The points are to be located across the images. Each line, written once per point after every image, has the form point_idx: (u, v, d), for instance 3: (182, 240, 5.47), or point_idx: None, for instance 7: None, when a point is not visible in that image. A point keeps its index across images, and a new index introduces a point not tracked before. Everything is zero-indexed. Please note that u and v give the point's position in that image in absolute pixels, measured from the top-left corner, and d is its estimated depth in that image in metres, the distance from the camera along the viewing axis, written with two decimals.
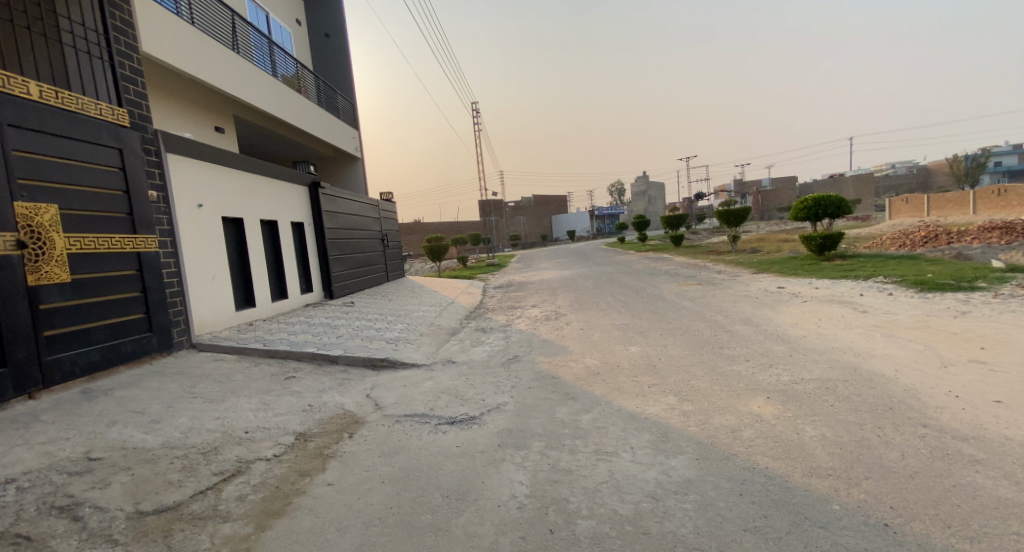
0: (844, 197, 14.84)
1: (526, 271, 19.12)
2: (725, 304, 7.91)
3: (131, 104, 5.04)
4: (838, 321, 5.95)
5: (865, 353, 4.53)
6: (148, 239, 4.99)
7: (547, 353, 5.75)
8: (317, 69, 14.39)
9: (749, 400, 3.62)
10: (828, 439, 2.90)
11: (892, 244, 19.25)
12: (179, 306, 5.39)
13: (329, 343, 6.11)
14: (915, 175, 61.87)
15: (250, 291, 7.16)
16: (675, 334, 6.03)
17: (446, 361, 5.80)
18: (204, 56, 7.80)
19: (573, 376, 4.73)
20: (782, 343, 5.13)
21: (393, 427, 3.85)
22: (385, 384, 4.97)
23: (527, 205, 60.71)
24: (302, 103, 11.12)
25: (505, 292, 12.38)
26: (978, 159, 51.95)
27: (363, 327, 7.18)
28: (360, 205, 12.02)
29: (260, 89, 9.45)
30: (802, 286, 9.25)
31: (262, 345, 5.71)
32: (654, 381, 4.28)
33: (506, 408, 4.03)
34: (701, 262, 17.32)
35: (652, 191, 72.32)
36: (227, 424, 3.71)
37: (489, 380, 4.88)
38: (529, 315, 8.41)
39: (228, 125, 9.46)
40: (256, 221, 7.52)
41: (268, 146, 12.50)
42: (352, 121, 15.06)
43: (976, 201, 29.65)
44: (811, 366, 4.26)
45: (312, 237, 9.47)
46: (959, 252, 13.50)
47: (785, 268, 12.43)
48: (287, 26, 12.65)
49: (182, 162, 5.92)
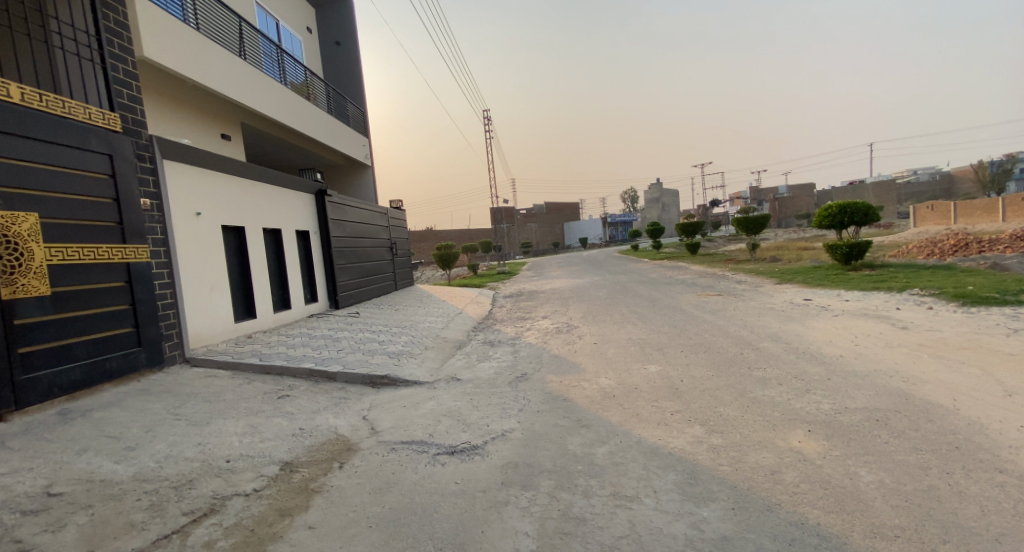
0: (871, 204, 14.18)
1: (537, 279, 18.76)
2: (749, 318, 7.44)
3: (124, 108, 4.84)
4: (877, 339, 5.45)
5: (913, 377, 4.05)
6: (138, 248, 4.76)
7: (558, 371, 5.36)
8: (327, 76, 14.33)
9: (788, 433, 3.20)
10: (889, 487, 2.45)
11: (920, 253, 18.40)
12: (171, 319, 5.14)
13: (329, 358, 5.81)
14: (939, 182, 60.12)
15: (250, 302, 6.93)
16: (697, 351, 5.59)
17: (451, 378, 5.45)
18: (209, 63, 7.64)
19: (586, 399, 4.34)
20: (817, 364, 4.67)
21: (388, 456, 3.50)
22: (383, 405, 4.62)
23: (540, 213, 60.40)
24: (310, 110, 10.98)
25: (516, 301, 12.01)
26: (1006, 165, 50.22)
27: (366, 340, 6.88)
28: (368, 213, 11.80)
29: (267, 96, 9.30)
30: (830, 299, 8.71)
31: (258, 360, 5.43)
32: (677, 408, 3.87)
33: (512, 436, 3.66)
34: (719, 271, 16.76)
35: (666, 198, 71.66)
36: (207, 453, 3.39)
37: (494, 402, 4.51)
38: (540, 328, 8.02)
39: (235, 132, 9.32)
40: (259, 230, 7.30)
41: (278, 154, 12.38)
42: (363, 129, 14.96)
43: (1005, 208, 28.49)
44: (854, 392, 3.80)
45: (318, 245, 9.25)
46: (995, 262, 12.77)
47: (810, 279, 11.85)
48: (297, 34, 12.59)
49: (179, 169, 5.71)
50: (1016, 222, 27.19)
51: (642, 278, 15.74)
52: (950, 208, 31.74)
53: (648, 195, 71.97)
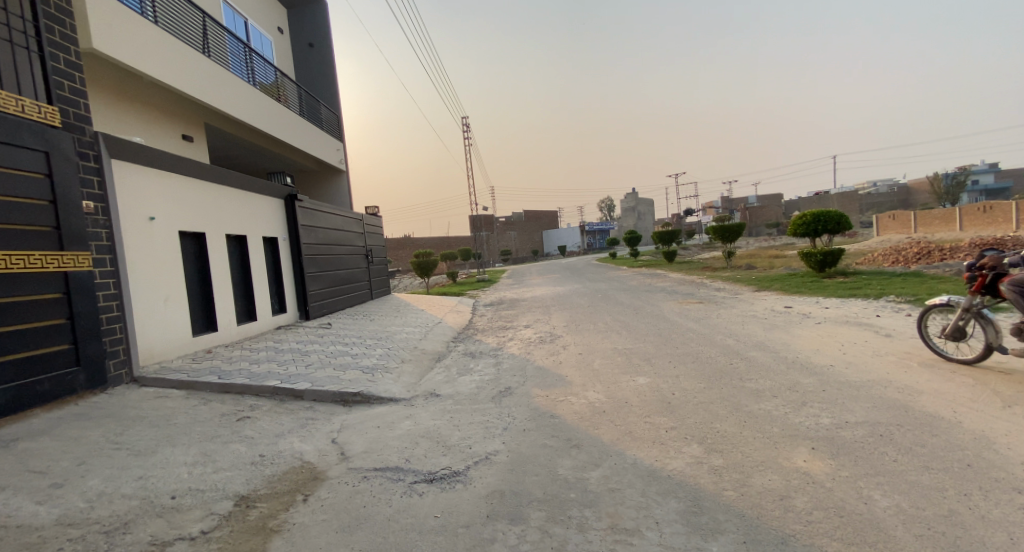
0: (843, 213, 14.47)
1: (518, 287, 18.52)
2: (734, 326, 7.33)
3: (65, 102, 4.41)
4: (864, 347, 5.36)
5: (908, 388, 3.93)
6: (80, 256, 4.30)
7: (543, 384, 5.08)
8: (299, 79, 13.86)
9: (791, 451, 3.00)
10: (907, 512, 2.25)
11: (886, 261, 18.98)
12: (118, 334, 4.66)
13: (296, 374, 5.39)
14: (898, 193, 62.81)
15: (211, 314, 6.44)
16: (686, 362, 5.41)
17: (429, 394, 5.11)
18: (169, 59, 7.18)
19: (575, 415, 4.07)
20: (809, 375, 4.52)
21: (359, 486, 3.15)
22: (355, 426, 4.26)
23: (518, 221, 60.38)
24: (280, 112, 10.53)
25: (496, 310, 11.71)
26: (959, 177, 52.81)
27: (337, 354, 6.46)
28: (342, 219, 11.33)
29: (234, 96, 8.82)
30: (810, 306, 8.72)
31: (217, 378, 4.98)
32: (672, 425, 3.64)
33: (497, 460, 3.37)
34: (697, 279, 16.85)
35: (641, 207, 72.79)
36: (149, 488, 2.97)
37: (476, 420, 4.20)
38: (522, 338, 7.74)
39: (198, 134, 8.79)
40: (221, 237, 6.82)
41: (246, 157, 11.84)
42: (337, 133, 14.51)
43: (962, 217, 29.76)
44: (852, 405, 3.65)
45: (287, 253, 8.76)
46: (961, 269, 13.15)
47: (788, 286, 11.96)
48: (267, 34, 12.12)
49: (130, 170, 5.24)
50: (970, 231, 28.52)
51: (622, 286, 15.66)
52: (910, 218, 33.09)
53: (625, 204, 73.04)
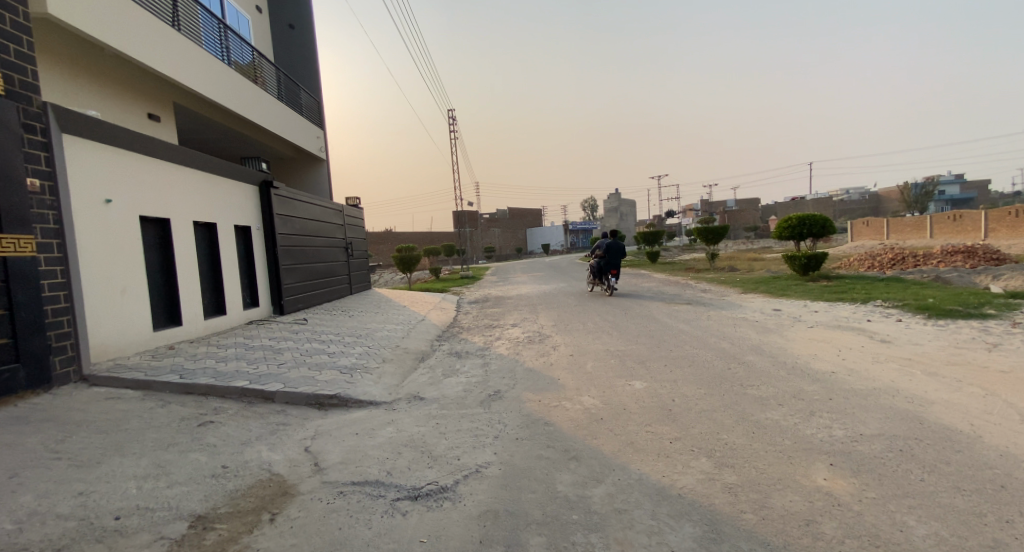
0: (828, 217, 14.57)
1: (502, 284, 18.17)
2: (726, 328, 7.18)
3: (10, 67, 3.82)
4: (863, 353, 5.24)
5: (917, 398, 3.77)
6: (22, 241, 3.78)
7: (534, 388, 4.79)
8: (279, 61, 13.24)
9: (808, 467, 2.79)
10: (947, 542, 2.05)
11: (862, 266, 19.28)
12: (64, 327, 4.16)
13: (267, 374, 4.98)
14: (870, 200, 64.56)
15: (174, 307, 5.96)
16: (682, 366, 5.18)
17: (413, 398, 4.76)
18: (134, 30, 6.61)
19: (570, 423, 3.79)
20: (813, 381, 4.35)
21: (335, 504, 2.81)
22: (331, 432, 3.90)
23: (502, 218, 59.92)
24: (256, 95, 9.96)
25: (481, 308, 11.36)
26: (927, 188, 54.63)
27: (313, 352, 6.05)
28: (320, 210, 10.82)
29: (205, 74, 8.26)
30: (799, 309, 8.65)
31: (178, 378, 4.54)
32: (676, 435, 3.40)
33: (489, 473, 3.07)
34: (683, 280, 16.80)
35: (624, 207, 73.26)
36: (90, 507, 2.56)
37: (464, 427, 3.88)
38: (510, 337, 7.44)
39: (164, 113, 8.21)
40: (187, 223, 6.32)
41: (218, 141, 11.20)
42: (318, 121, 13.94)
43: (932, 225, 30.62)
44: (864, 416, 3.47)
45: (261, 243, 8.26)
46: (939, 276, 13.37)
47: (774, 288, 11.94)
48: (245, 12, 11.48)
49: (85, 147, 4.73)
50: (940, 239, 29.34)
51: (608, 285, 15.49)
52: (883, 224, 33.91)
53: (608, 205, 73.45)
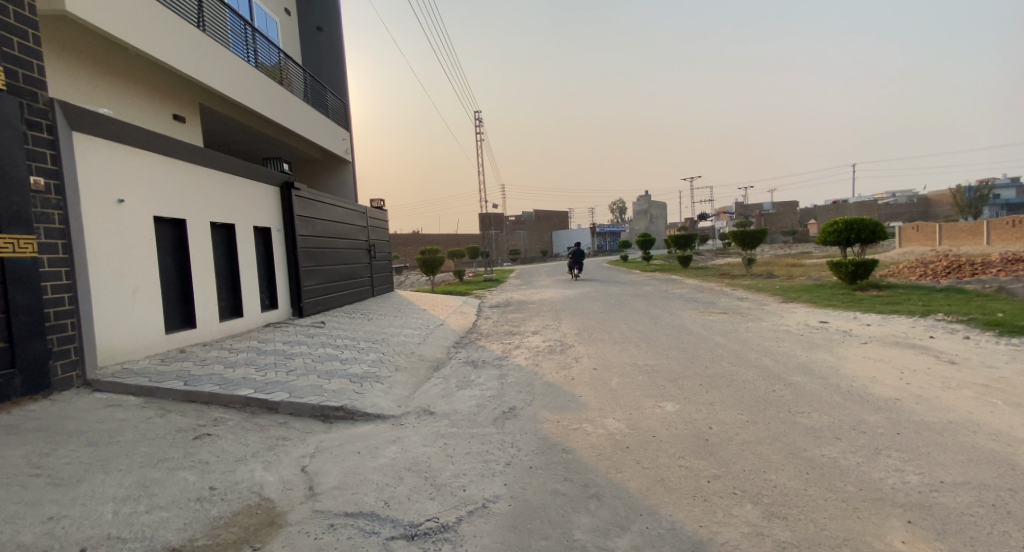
0: (878, 221, 13.54)
1: (527, 288, 17.76)
2: (766, 342, 6.58)
3: (13, 61, 3.74)
4: (929, 377, 4.58)
5: (1005, 434, 3.18)
6: (21, 241, 3.67)
7: (553, 406, 4.39)
8: (307, 64, 13.32)
9: (880, 525, 2.29)
10: None
11: (912, 274, 17.97)
12: (67, 331, 4.05)
13: (274, 382, 4.78)
14: (917, 204, 60.99)
15: (189, 309, 5.87)
16: (719, 386, 4.68)
17: (422, 411, 4.45)
18: (158, 30, 6.59)
19: (591, 451, 3.38)
20: (873, 410, 3.79)
21: (323, 540, 2.48)
22: (331, 450, 3.60)
23: (528, 220, 59.47)
24: (282, 96, 9.95)
25: (503, 313, 11.01)
26: (983, 191, 51.10)
27: (325, 358, 5.82)
28: (343, 212, 10.71)
29: (229, 74, 8.23)
30: (848, 323, 7.89)
31: (183, 385, 4.38)
32: (714, 473, 2.94)
33: (496, 510, 2.69)
34: (717, 286, 16.00)
35: (653, 210, 71.76)
36: (56, 536, 2.33)
37: (474, 450, 3.53)
38: (530, 346, 7.05)
39: (189, 114, 8.23)
40: (204, 224, 6.22)
41: (246, 142, 11.28)
42: (344, 122, 13.95)
43: (989, 231, 28.43)
44: (943, 457, 2.90)
45: (281, 245, 8.16)
46: (1004, 286, 12.18)
47: (819, 298, 11.11)
48: (273, 14, 11.55)
49: (95, 144, 4.62)
50: (999, 245, 27.16)
51: (637, 291, 14.88)
52: (934, 229, 31.81)
53: (637, 207, 71.94)
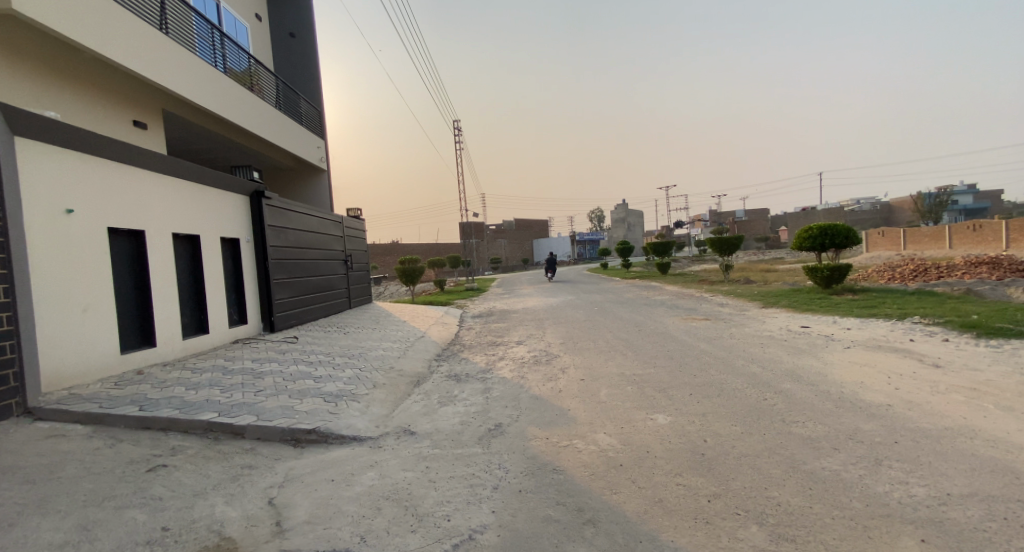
0: (851, 226, 13.86)
1: (509, 297, 17.54)
2: (752, 348, 6.53)
3: None
4: (917, 381, 4.55)
5: (1003, 440, 3.12)
6: None
7: (541, 421, 4.18)
8: (279, 71, 12.97)
9: (893, 544, 2.15)
10: None
11: (881, 278, 18.49)
12: (3, 354, 3.67)
13: (241, 403, 4.45)
14: (881, 211, 63.40)
15: (148, 326, 5.47)
16: (710, 395, 4.55)
17: (402, 432, 4.18)
18: (116, 33, 6.23)
19: (583, 471, 3.18)
20: (868, 417, 3.71)
21: None
22: (302, 478, 3.31)
23: (508, 228, 59.40)
24: (252, 102, 9.60)
25: (485, 323, 10.78)
26: (942, 197, 53.45)
27: (297, 376, 5.49)
28: (318, 222, 10.35)
29: (195, 79, 7.86)
30: (830, 327, 7.93)
31: (138, 410, 4.02)
32: (714, 491, 2.78)
33: (485, 543, 2.45)
34: (698, 292, 16.08)
35: (631, 218, 72.76)
36: None
37: (458, 474, 3.29)
38: (515, 357, 6.83)
39: (151, 120, 7.82)
40: (165, 235, 5.84)
41: (214, 150, 10.84)
42: (318, 130, 13.62)
43: (950, 235, 29.59)
44: (946, 467, 2.80)
45: (250, 256, 7.77)
46: (970, 288, 12.58)
47: (797, 303, 11.23)
48: (243, 19, 11.21)
49: (40, 150, 4.26)
50: (960, 249, 28.29)
51: (619, 298, 14.84)
52: (899, 234, 32.99)
53: (615, 215, 72.76)
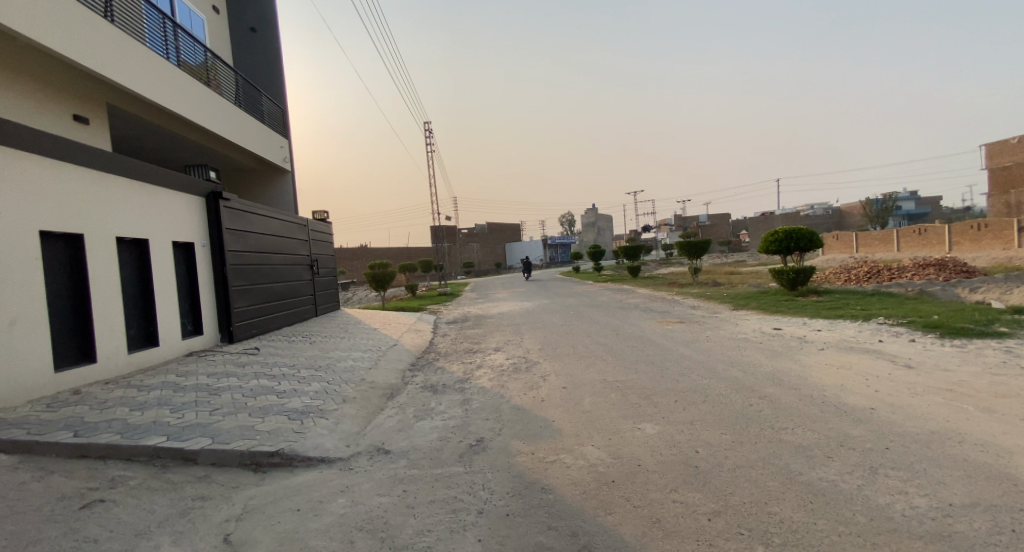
0: (814, 230, 14.31)
1: (482, 301, 17.25)
2: (731, 352, 6.52)
3: None
4: (895, 383, 4.59)
5: (989, 443, 3.13)
6: None
7: (525, 434, 3.97)
8: (238, 66, 12.33)
9: None
10: None
11: (839, 279, 19.25)
12: None
13: (195, 424, 4.04)
14: (834, 216, 66.63)
15: (87, 340, 4.94)
16: (696, 402, 4.45)
17: (376, 451, 3.88)
18: (54, 18, 5.65)
19: (574, 489, 2.98)
20: (855, 422, 3.68)
21: None
22: (264, 509, 2.97)
23: (479, 232, 59.04)
24: (209, 98, 9.03)
25: (460, 329, 10.48)
26: (889, 203, 56.63)
27: (259, 391, 5.08)
28: (281, 225, 9.82)
29: (144, 71, 7.28)
30: (801, 329, 8.06)
31: (72, 436, 3.57)
32: (713, 508, 2.63)
33: None
34: (669, 295, 16.25)
35: (601, 222, 73.79)
36: None
37: (439, 497, 3.03)
38: (493, 365, 6.58)
39: (94, 114, 7.20)
40: (108, 240, 5.31)
41: (166, 148, 10.14)
42: (282, 129, 13.04)
43: (899, 238, 31.25)
44: (942, 475, 2.75)
45: (206, 262, 7.24)
46: (924, 289, 13.19)
47: (767, 305, 11.46)
48: (199, 11, 10.57)
49: None
50: (908, 252, 29.93)
51: (593, 301, 14.81)
52: (853, 237, 34.63)
53: (585, 220, 73.52)
